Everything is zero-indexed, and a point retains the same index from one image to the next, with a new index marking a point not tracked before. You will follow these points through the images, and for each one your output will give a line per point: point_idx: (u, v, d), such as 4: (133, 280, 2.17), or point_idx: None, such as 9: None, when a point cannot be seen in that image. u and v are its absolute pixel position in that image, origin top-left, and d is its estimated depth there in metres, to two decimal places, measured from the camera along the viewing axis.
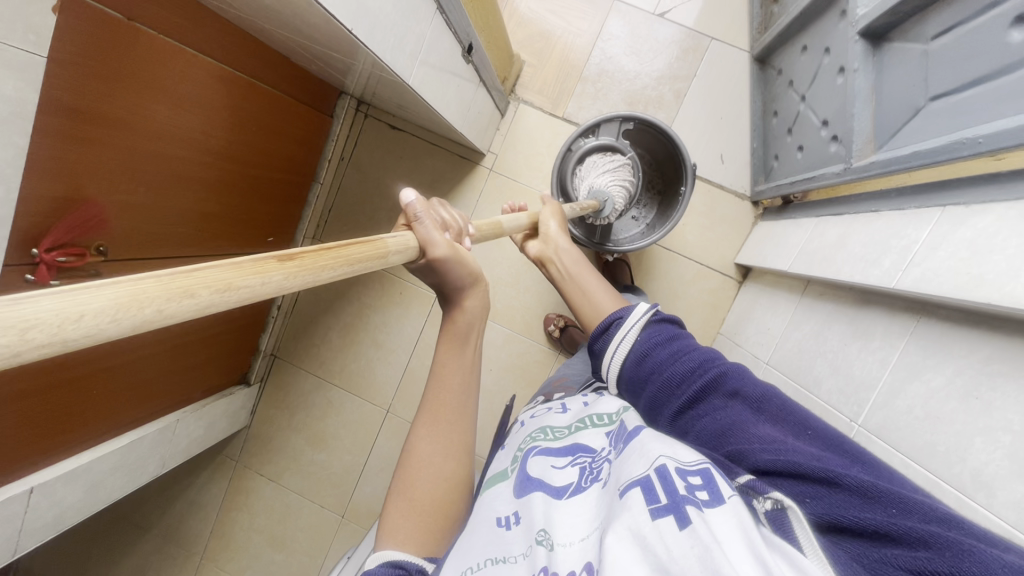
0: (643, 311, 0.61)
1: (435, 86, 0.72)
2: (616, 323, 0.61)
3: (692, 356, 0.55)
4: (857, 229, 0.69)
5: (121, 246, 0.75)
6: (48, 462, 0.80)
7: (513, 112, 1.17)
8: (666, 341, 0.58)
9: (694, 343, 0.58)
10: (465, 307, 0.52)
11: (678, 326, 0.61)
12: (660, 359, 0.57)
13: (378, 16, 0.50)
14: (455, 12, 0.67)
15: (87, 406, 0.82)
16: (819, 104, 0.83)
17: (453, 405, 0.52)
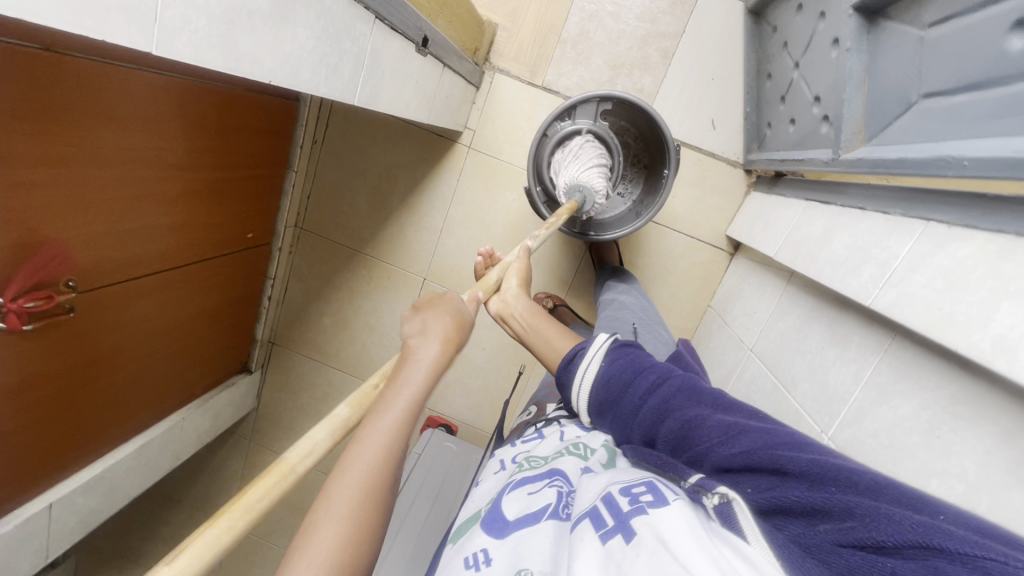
0: (605, 338, 0.63)
1: (388, 92, 0.67)
2: (580, 352, 0.62)
3: (650, 369, 0.57)
4: (841, 227, 0.66)
5: (93, 277, 0.75)
6: (66, 476, 0.86)
7: (489, 82, 1.09)
8: (627, 361, 0.59)
9: (653, 359, 0.60)
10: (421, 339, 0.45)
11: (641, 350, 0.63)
12: (623, 377, 0.57)
13: (302, 55, 0.45)
14: (401, 12, 0.61)
15: (88, 420, 0.86)
16: (812, 77, 0.76)
17: (404, 416, 0.39)
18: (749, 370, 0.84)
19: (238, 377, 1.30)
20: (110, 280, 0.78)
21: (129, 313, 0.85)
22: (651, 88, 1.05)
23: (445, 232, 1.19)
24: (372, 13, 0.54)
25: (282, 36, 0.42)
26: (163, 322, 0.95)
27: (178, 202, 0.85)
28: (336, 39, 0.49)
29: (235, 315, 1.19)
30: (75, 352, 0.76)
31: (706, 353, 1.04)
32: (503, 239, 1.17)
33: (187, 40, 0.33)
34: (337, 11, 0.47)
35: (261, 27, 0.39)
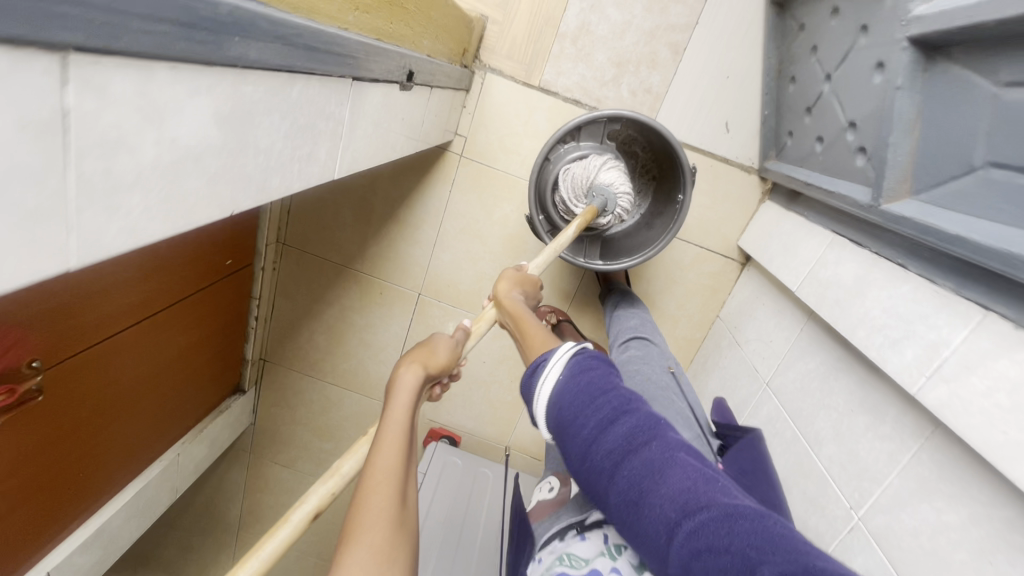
0: (568, 352, 0.55)
1: (373, 144, 0.58)
2: (541, 365, 0.56)
3: (607, 396, 0.49)
4: (877, 282, 0.61)
5: (60, 352, 0.68)
6: (56, 543, 0.82)
7: (480, 83, 0.98)
8: (586, 381, 0.51)
9: (614, 380, 0.52)
10: (401, 371, 0.49)
11: (605, 363, 0.55)
12: (580, 403, 0.50)
13: (268, 163, 0.37)
14: (383, 61, 0.51)
15: (75, 485, 0.81)
16: (846, 97, 0.68)
17: (397, 447, 0.42)
18: (766, 405, 0.81)
19: (232, 399, 1.26)
20: (83, 347, 0.72)
21: (110, 372, 0.79)
22: (660, 88, 0.95)
23: (439, 246, 1.12)
24: (350, 77, 0.45)
25: (242, 158, 0.34)
26: (146, 371, 0.89)
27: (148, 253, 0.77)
28: (307, 127, 0.41)
29: (223, 342, 1.13)
30: (54, 428, 0.71)
31: (716, 370, 1.01)
32: (501, 252, 1.10)
33: (118, 229, 0.25)
34: (306, 98, 0.39)
35: (215, 162, 0.31)
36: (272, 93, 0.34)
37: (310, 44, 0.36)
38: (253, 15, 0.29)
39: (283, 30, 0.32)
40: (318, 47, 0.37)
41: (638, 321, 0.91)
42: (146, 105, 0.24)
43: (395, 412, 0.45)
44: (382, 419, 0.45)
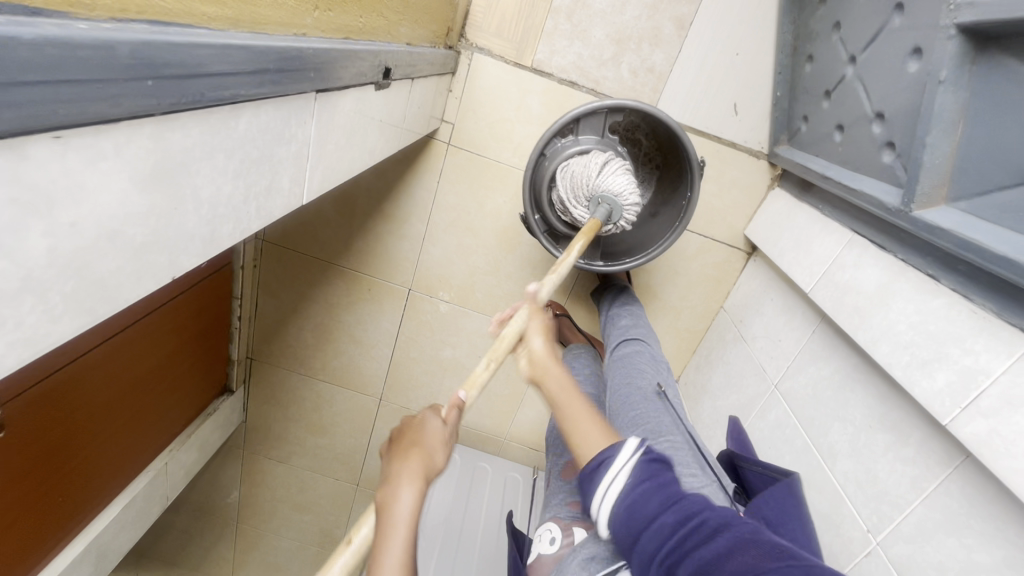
0: (628, 450, 0.48)
1: (349, 153, 0.52)
2: (600, 465, 0.49)
3: (664, 499, 0.43)
4: (902, 293, 0.56)
5: (26, 380, 0.62)
6: (44, 563, 0.79)
7: (467, 64, 0.89)
8: (653, 482, 0.45)
9: (675, 481, 0.46)
10: (397, 493, 0.45)
11: (668, 465, 0.49)
12: (646, 508, 0.43)
13: (217, 211, 0.31)
14: (353, 65, 0.44)
15: (56, 506, 0.77)
16: (874, 84, 0.61)
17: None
18: (774, 409, 0.78)
19: (220, 401, 1.21)
20: (51, 370, 0.66)
21: (86, 392, 0.75)
22: (663, 67, 0.87)
23: (429, 240, 1.05)
24: (314, 91, 0.39)
25: (178, 215, 0.28)
26: (124, 385, 0.84)
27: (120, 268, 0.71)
28: (263, 159, 0.35)
29: (205, 345, 1.08)
30: (26, 457, 0.67)
31: (720, 366, 0.98)
32: (494, 245, 1.04)
33: (6, 347, 0.20)
34: (258, 130, 0.33)
35: (142, 232, 0.25)
36: (212, 135, 0.28)
37: (257, 66, 0.30)
38: (175, 50, 0.23)
39: (220, 60, 0.26)
40: (268, 69, 0.31)
41: (634, 321, 0.85)
42: (17, 183, 0.18)
43: (394, 535, 0.43)
44: (378, 542, 0.43)
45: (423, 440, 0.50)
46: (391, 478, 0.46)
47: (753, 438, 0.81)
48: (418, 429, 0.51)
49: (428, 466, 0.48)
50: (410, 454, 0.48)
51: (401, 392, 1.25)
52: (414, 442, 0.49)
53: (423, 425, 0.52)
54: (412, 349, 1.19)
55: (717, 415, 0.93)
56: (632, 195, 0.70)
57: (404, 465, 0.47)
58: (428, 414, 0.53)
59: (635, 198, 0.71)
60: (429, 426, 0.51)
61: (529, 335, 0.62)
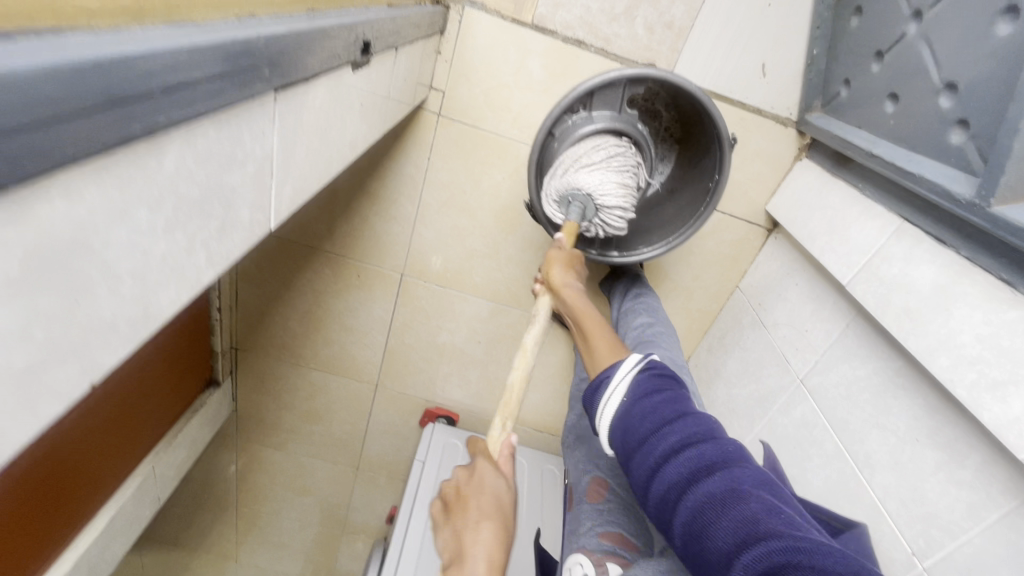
0: (633, 369, 0.54)
1: (325, 153, 0.42)
2: (604, 382, 0.55)
3: (671, 424, 0.47)
4: (967, 298, 0.49)
5: None
6: None
7: (457, 22, 0.77)
8: (653, 397, 0.50)
9: (684, 406, 0.49)
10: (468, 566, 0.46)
11: (675, 387, 0.52)
12: (644, 414, 0.49)
13: (147, 280, 0.23)
14: (324, 47, 0.34)
15: (35, 532, 0.71)
16: (944, 48, 0.52)
17: None
18: (800, 405, 0.73)
19: (207, 395, 1.15)
20: None
21: None
22: (683, 21, 0.76)
23: (421, 221, 0.96)
24: (273, 90, 0.29)
25: (87, 305, 0.20)
26: (97, 397, 0.76)
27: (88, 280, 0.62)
28: (209, 195, 0.26)
29: (186, 342, 1.00)
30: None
31: (736, 351, 0.93)
32: (492, 226, 0.96)
33: None
34: (194, 162, 0.24)
35: (24, 352, 0.17)
36: (119, 189, 0.19)
37: (174, 75, 0.20)
38: (12, 87, 0.14)
39: (105, 82, 0.17)
40: (198, 78, 0.22)
41: (650, 319, 0.80)
42: None
43: None
44: None
45: (493, 503, 0.52)
46: (464, 547, 0.48)
47: (774, 434, 0.77)
48: (489, 491, 0.52)
49: (505, 532, 0.50)
50: (489, 525, 0.49)
51: (398, 378, 1.20)
52: (484, 507, 0.51)
53: (488, 487, 0.54)
54: (407, 335, 1.12)
55: (733, 403, 0.89)
56: (614, 200, 0.63)
57: (483, 535, 0.48)
58: (491, 473, 0.55)
59: (621, 201, 0.63)
60: (494, 486, 0.53)
61: (550, 271, 0.65)
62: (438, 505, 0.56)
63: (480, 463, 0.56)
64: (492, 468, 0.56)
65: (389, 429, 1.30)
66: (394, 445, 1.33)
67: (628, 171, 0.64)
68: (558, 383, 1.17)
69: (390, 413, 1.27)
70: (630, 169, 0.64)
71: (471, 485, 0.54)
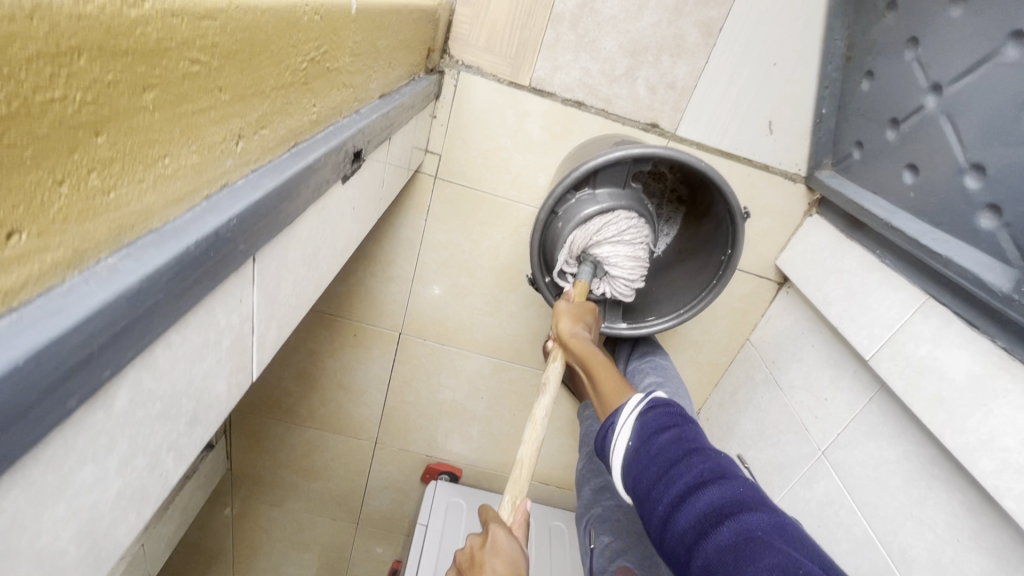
0: (634, 408, 0.51)
1: (314, 273, 0.39)
2: (611, 430, 0.52)
3: (676, 466, 0.44)
4: (1008, 395, 0.46)
5: None
6: None
7: (452, 86, 0.75)
8: (658, 437, 0.47)
9: (693, 441, 0.46)
10: None
11: (683, 420, 0.48)
12: (651, 458, 0.46)
13: (101, 527, 0.19)
14: (309, 183, 0.31)
15: None
16: (970, 127, 0.49)
17: None
18: (823, 480, 0.69)
19: (200, 458, 1.10)
20: None
21: None
22: (686, 81, 0.74)
23: (419, 281, 0.93)
24: (252, 256, 0.26)
25: None
26: None
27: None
28: (177, 397, 0.23)
29: None
30: None
31: (750, 409, 0.89)
32: (493, 285, 0.93)
33: None
34: (155, 378, 0.20)
35: None
36: (56, 467, 0.16)
37: (129, 316, 0.17)
38: None
39: (25, 388, 0.14)
40: (156, 302, 0.18)
41: (659, 379, 0.77)
42: None
43: None
44: None
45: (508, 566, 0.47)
46: None
47: (795, 508, 0.73)
48: (503, 555, 0.48)
49: None
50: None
51: (398, 434, 1.15)
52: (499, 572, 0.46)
53: (501, 548, 0.49)
54: (407, 392, 1.08)
55: (750, 467, 0.85)
56: (625, 264, 0.61)
57: None
58: (504, 535, 0.50)
59: (631, 264, 0.61)
60: (509, 549, 0.49)
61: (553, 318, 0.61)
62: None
63: (492, 527, 0.51)
64: (505, 528, 0.51)
65: (390, 484, 1.25)
66: (396, 500, 1.28)
67: (642, 235, 0.61)
68: (564, 436, 1.13)
69: (391, 468, 1.22)
70: (644, 235, 0.61)
71: (483, 549, 0.49)
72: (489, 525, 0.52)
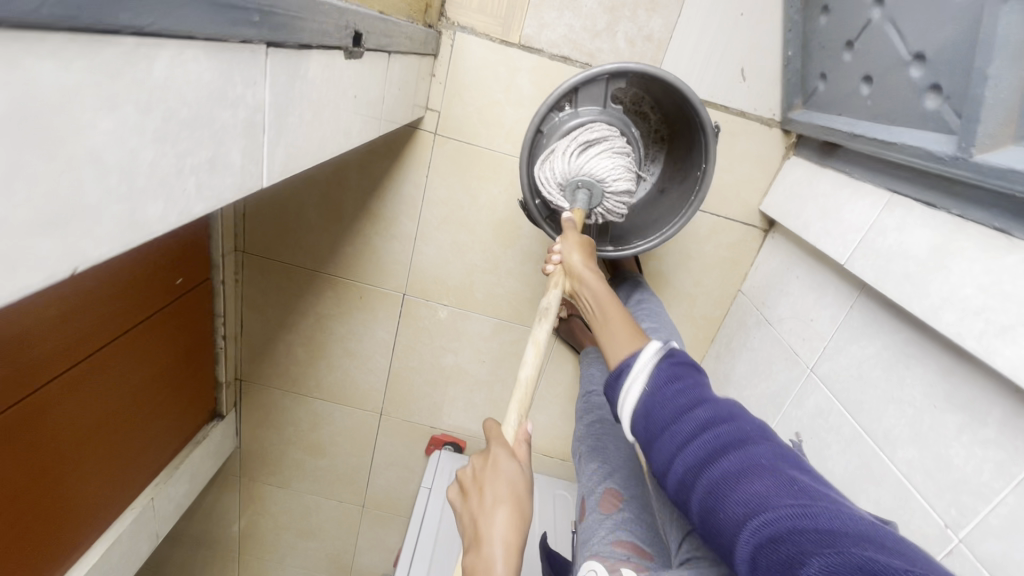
0: (651, 358, 0.51)
1: (319, 132, 0.44)
2: (626, 372, 0.52)
3: (691, 408, 0.45)
4: (963, 254, 0.49)
5: None
6: None
7: (449, 46, 0.83)
8: (671, 383, 0.48)
9: (700, 387, 0.47)
10: (487, 560, 0.45)
11: (695, 370, 0.50)
12: (664, 401, 0.47)
13: (136, 186, 0.24)
14: (315, 20, 0.37)
15: (51, 532, 0.72)
16: (908, 23, 0.54)
17: None
18: (813, 395, 0.71)
19: (209, 427, 1.13)
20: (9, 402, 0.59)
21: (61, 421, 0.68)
22: (662, 34, 0.81)
23: (421, 239, 0.98)
24: (264, 43, 0.32)
25: (73, 183, 0.21)
26: (100, 414, 0.76)
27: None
28: (199, 122, 0.27)
29: (190, 366, 1.00)
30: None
31: (744, 353, 0.91)
32: (491, 241, 0.98)
33: None
34: (184, 80, 0.25)
35: (6, 201, 0.18)
36: (107, 77, 0.21)
37: None
38: None
39: None
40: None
41: (652, 325, 0.80)
42: None
43: None
44: None
45: (506, 491, 0.49)
46: (481, 535, 0.47)
47: (789, 429, 0.74)
48: (502, 478, 0.50)
49: (521, 518, 0.48)
50: (505, 510, 0.48)
51: (403, 404, 1.18)
52: (500, 496, 0.49)
53: (501, 472, 0.51)
54: (411, 358, 1.12)
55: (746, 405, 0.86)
56: (616, 174, 0.65)
57: (499, 524, 0.47)
58: (504, 458, 0.52)
59: (622, 174, 0.65)
60: (507, 472, 0.51)
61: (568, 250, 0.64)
62: (454, 489, 0.54)
63: (494, 448, 0.54)
64: (506, 451, 0.54)
65: (395, 461, 1.26)
66: (401, 479, 1.28)
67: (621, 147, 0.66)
68: (566, 402, 1.14)
69: (396, 443, 1.24)
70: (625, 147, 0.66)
71: (484, 471, 0.52)
72: (491, 445, 0.54)
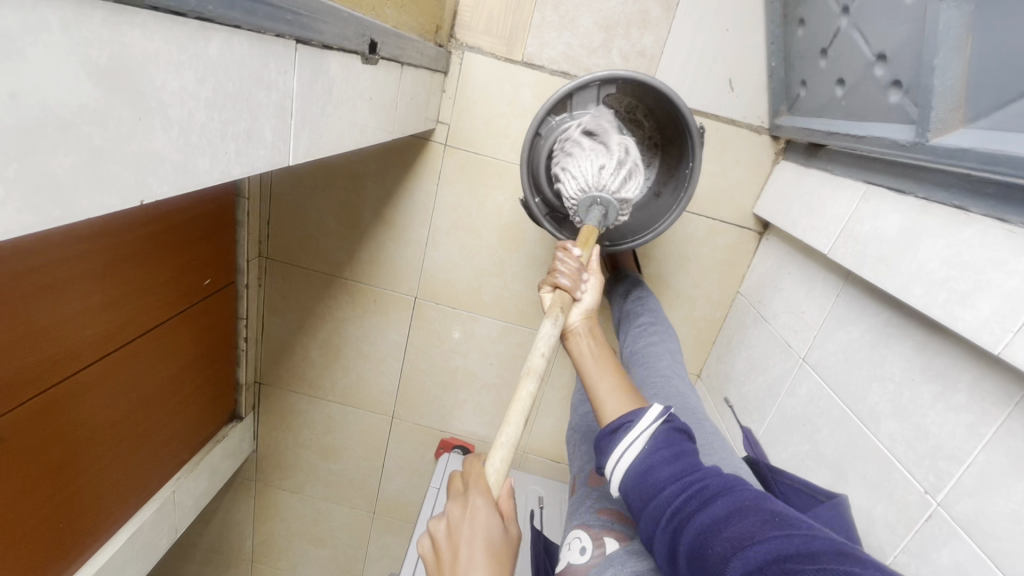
0: (652, 419, 0.51)
1: (338, 124, 0.51)
2: (625, 427, 0.51)
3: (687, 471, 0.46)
4: (928, 232, 0.53)
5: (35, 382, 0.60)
6: (84, 559, 0.80)
7: (458, 64, 0.91)
8: (665, 446, 0.50)
9: (691, 454, 0.49)
10: None
11: (687, 437, 0.52)
12: (658, 462, 0.48)
13: (192, 140, 0.30)
14: (337, 24, 0.44)
15: (87, 511, 0.77)
16: (870, 28, 0.60)
17: None
18: (805, 383, 0.73)
19: (229, 427, 1.18)
20: (60, 378, 0.64)
21: (101, 401, 0.73)
22: (653, 50, 0.87)
23: (431, 245, 1.04)
24: (294, 40, 0.38)
25: (146, 127, 0.26)
26: (133, 402, 0.82)
27: (119, 237, 0.67)
28: (242, 96, 0.34)
29: (213, 365, 1.06)
30: (46, 462, 0.66)
31: (743, 351, 0.93)
32: (498, 245, 1.03)
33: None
34: (232, 60, 0.32)
35: (100, 133, 0.24)
36: (180, 47, 0.27)
37: None
38: None
39: None
40: None
41: (650, 321, 0.84)
42: None
43: None
44: None
45: (483, 548, 0.48)
46: None
47: (784, 418, 0.76)
48: (481, 533, 0.49)
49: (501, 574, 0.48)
50: (482, 573, 0.47)
51: (413, 407, 1.21)
52: (476, 555, 0.48)
53: (479, 526, 0.50)
54: (421, 360, 1.16)
55: (745, 401, 0.88)
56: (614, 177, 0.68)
57: None
58: (482, 511, 0.50)
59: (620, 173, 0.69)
60: (485, 524, 0.50)
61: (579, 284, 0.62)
62: (429, 538, 0.53)
63: (472, 497, 0.52)
64: (485, 498, 0.52)
65: (405, 466, 1.29)
66: (411, 484, 1.31)
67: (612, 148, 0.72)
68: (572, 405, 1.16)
69: (407, 447, 1.27)
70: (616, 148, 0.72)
71: (462, 524, 0.50)
72: (468, 492, 0.52)
